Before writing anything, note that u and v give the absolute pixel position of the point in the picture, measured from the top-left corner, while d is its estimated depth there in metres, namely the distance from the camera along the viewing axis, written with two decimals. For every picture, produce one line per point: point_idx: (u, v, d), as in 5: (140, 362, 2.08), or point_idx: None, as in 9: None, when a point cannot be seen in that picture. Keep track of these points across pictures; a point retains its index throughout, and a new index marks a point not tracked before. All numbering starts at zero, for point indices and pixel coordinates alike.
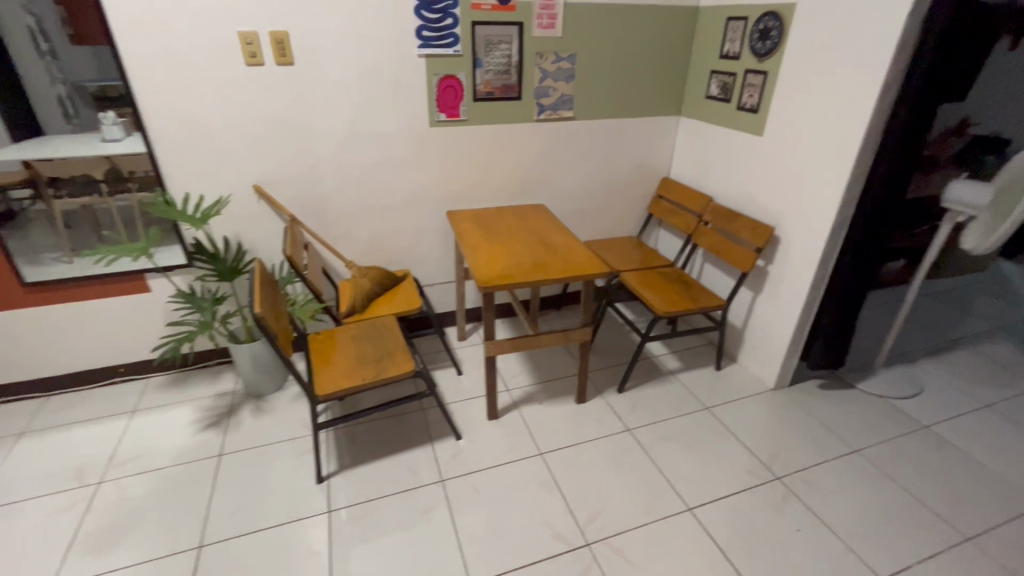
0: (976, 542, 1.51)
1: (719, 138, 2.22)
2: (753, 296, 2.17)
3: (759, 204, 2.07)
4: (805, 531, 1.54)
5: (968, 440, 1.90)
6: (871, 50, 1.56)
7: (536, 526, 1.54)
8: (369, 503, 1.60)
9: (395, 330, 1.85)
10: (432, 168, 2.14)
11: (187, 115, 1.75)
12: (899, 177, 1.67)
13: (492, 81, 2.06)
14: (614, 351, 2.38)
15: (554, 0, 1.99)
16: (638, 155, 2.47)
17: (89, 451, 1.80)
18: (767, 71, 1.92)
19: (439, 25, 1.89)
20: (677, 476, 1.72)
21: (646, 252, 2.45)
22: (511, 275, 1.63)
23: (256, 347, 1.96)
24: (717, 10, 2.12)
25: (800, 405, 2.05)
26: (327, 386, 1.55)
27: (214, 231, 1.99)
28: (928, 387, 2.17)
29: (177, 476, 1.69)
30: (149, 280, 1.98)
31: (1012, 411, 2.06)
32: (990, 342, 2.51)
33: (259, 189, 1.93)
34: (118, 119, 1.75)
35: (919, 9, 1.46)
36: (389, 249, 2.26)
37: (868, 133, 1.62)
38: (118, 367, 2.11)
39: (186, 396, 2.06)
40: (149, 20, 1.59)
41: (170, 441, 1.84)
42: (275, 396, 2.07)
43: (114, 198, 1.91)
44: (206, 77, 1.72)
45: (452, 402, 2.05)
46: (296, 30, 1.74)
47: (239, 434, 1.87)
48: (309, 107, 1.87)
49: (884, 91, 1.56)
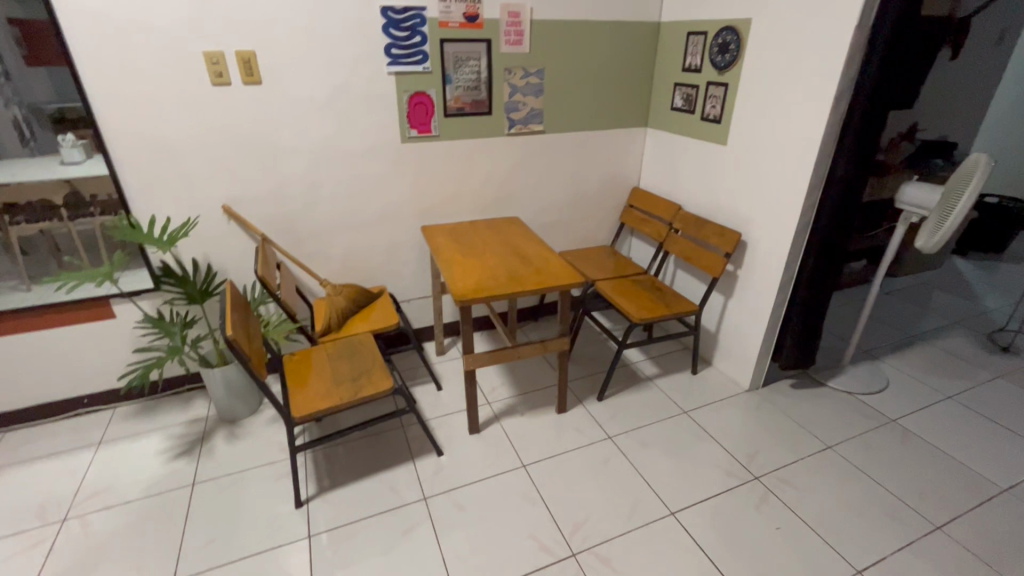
0: (948, 530, 1.56)
1: (685, 147, 2.28)
2: (725, 300, 2.22)
3: (726, 211, 2.12)
4: (786, 530, 1.56)
5: (935, 431, 1.96)
6: (824, 61, 1.62)
7: (521, 539, 1.53)
8: (350, 525, 1.57)
9: (371, 347, 1.83)
10: (405, 183, 2.14)
11: (150, 136, 1.71)
12: (857, 180, 1.74)
13: (462, 97, 2.07)
14: (593, 360, 2.40)
15: (520, 17, 2.02)
16: (608, 166, 2.52)
17: (53, 487, 1.72)
18: (728, 82, 1.99)
19: (408, 42, 1.90)
20: (659, 482, 1.73)
21: (620, 261, 2.48)
22: (487, 287, 1.64)
23: (229, 370, 1.92)
24: (678, 25, 2.18)
25: (774, 405, 2.09)
26: (303, 408, 1.52)
27: (182, 254, 1.95)
28: (895, 382, 2.24)
29: (148, 509, 1.63)
30: (114, 306, 1.92)
31: (973, 401, 2.14)
32: (949, 336, 2.61)
33: (228, 209, 1.90)
34: (78, 141, 1.69)
35: (866, 21, 1.53)
36: (363, 266, 2.24)
37: (825, 140, 1.69)
38: (82, 397, 2.03)
39: (156, 425, 2.00)
40: (109, 41, 1.56)
41: (140, 471, 1.78)
42: (250, 420, 2.02)
43: (75, 223, 1.85)
44: (171, 98, 1.69)
45: (431, 418, 2.03)
46: (262, 48, 1.73)
47: (213, 461, 1.82)
48: (277, 125, 1.86)
49: (838, 99, 1.63)
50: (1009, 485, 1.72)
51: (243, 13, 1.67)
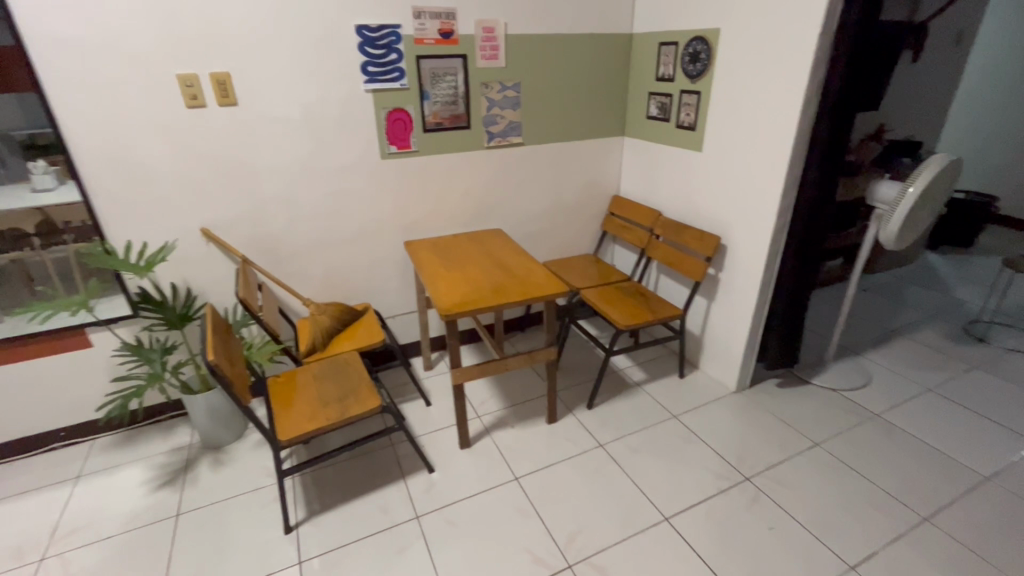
0: (936, 522, 1.58)
1: (662, 154, 2.32)
2: (708, 303, 2.24)
3: (705, 215, 2.15)
4: (779, 529, 1.57)
5: (917, 424, 2.00)
6: (791, 67, 1.67)
7: (516, 553, 1.51)
8: (341, 549, 1.54)
9: (358, 365, 1.81)
10: (386, 199, 2.14)
11: (124, 160, 1.69)
12: (829, 182, 1.79)
13: (441, 112, 2.09)
14: (581, 368, 2.41)
15: (494, 32, 2.05)
16: (587, 175, 2.54)
17: (30, 526, 1.66)
18: (700, 90, 2.03)
19: (384, 60, 1.91)
20: (651, 487, 1.73)
21: (604, 269, 2.50)
22: (471, 300, 1.64)
23: (212, 396, 1.88)
24: (649, 36, 2.23)
25: (760, 405, 2.12)
26: (290, 431, 1.50)
27: (161, 279, 1.92)
28: (877, 376, 2.29)
29: (131, 543, 1.59)
30: (91, 335, 1.88)
31: (953, 392, 2.19)
32: (925, 329, 2.67)
33: (207, 232, 1.88)
34: (49, 167, 1.69)
35: (829, 28, 1.58)
36: (346, 284, 2.23)
37: (797, 142, 1.73)
38: (59, 431, 1.97)
39: (138, 455, 1.95)
40: (78, 66, 1.54)
41: (122, 504, 1.73)
42: (236, 445, 1.98)
43: (48, 251, 1.83)
44: (145, 122, 1.67)
45: (421, 434, 2.01)
46: (236, 69, 1.73)
47: (198, 490, 1.78)
48: (254, 145, 1.85)
49: (807, 104, 1.68)
50: (992, 473, 1.76)
51: (217, 35, 1.66)
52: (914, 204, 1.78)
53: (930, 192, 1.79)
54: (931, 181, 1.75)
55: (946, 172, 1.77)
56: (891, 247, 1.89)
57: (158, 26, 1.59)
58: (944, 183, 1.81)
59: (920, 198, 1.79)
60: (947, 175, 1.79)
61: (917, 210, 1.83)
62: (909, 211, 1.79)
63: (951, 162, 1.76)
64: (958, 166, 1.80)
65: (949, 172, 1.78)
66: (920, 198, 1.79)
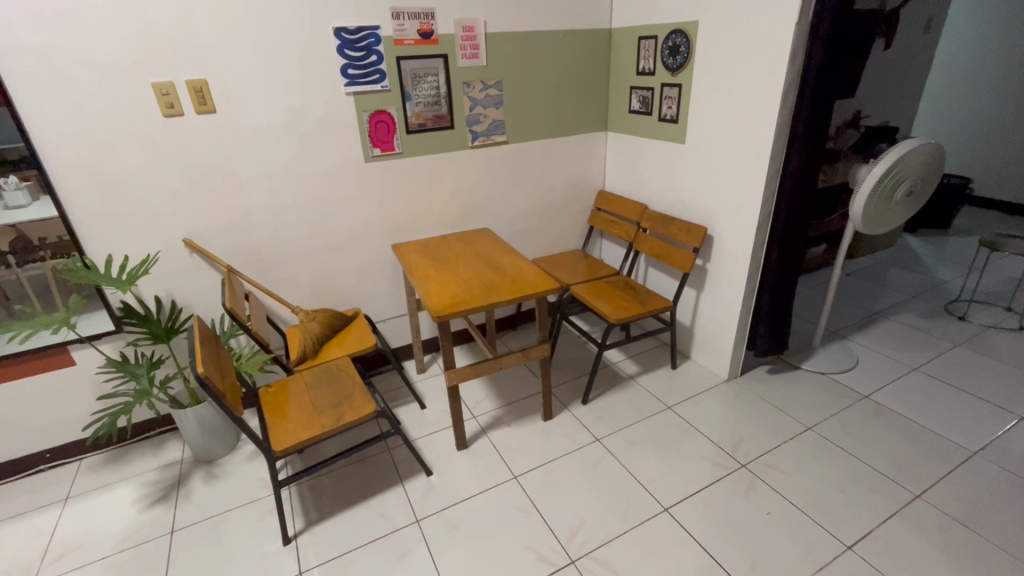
0: (927, 498, 1.61)
1: (646, 149, 2.33)
2: (697, 294, 2.27)
3: (690, 207, 2.17)
4: (776, 513, 1.59)
5: (906, 403, 2.04)
6: (770, 57, 1.69)
7: (519, 551, 1.51)
8: (342, 557, 1.52)
9: (350, 372, 1.78)
10: (371, 202, 2.12)
11: (100, 170, 1.64)
12: (812, 170, 1.80)
13: (424, 113, 2.08)
14: (574, 364, 2.41)
15: (474, 30, 2.04)
16: (572, 172, 2.55)
17: (18, 552, 1.61)
18: (681, 83, 2.04)
19: (364, 62, 1.89)
20: (650, 479, 1.74)
21: (592, 264, 2.51)
22: (463, 301, 1.63)
23: (202, 409, 1.85)
24: (628, 31, 2.24)
25: (753, 392, 2.15)
26: (284, 441, 1.48)
27: (144, 293, 1.87)
28: (863, 358, 2.33)
29: (124, 563, 1.55)
30: (73, 352, 1.83)
31: (938, 370, 2.24)
32: (907, 310, 2.73)
33: (190, 243, 1.84)
34: (21, 183, 1.62)
35: (805, 18, 1.60)
36: (335, 290, 2.21)
37: (778, 131, 1.74)
38: (44, 453, 1.92)
39: (129, 473, 1.91)
40: (50, 77, 1.50)
41: (114, 524, 1.69)
42: (228, 458, 1.94)
43: (24, 269, 1.77)
44: (120, 131, 1.63)
45: (417, 437, 2.00)
46: (214, 77, 1.70)
47: (192, 505, 1.74)
48: (235, 152, 1.82)
49: (787, 93, 1.69)
50: (978, 448, 1.80)
51: (191, 41, 1.63)
52: (872, 197, 1.85)
53: (892, 182, 1.82)
54: (881, 177, 1.80)
55: (901, 162, 1.78)
56: (861, 227, 1.95)
57: (130, 34, 1.55)
58: (908, 169, 1.82)
59: (877, 193, 1.84)
60: (907, 162, 1.80)
61: (885, 197, 1.86)
62: (866, 207, 1.87)
63: (903, 152, 1.77)
64: (919, 149, 1.79)
65: (908, 159, 1.79)
66: (879, 190, 1.83)
